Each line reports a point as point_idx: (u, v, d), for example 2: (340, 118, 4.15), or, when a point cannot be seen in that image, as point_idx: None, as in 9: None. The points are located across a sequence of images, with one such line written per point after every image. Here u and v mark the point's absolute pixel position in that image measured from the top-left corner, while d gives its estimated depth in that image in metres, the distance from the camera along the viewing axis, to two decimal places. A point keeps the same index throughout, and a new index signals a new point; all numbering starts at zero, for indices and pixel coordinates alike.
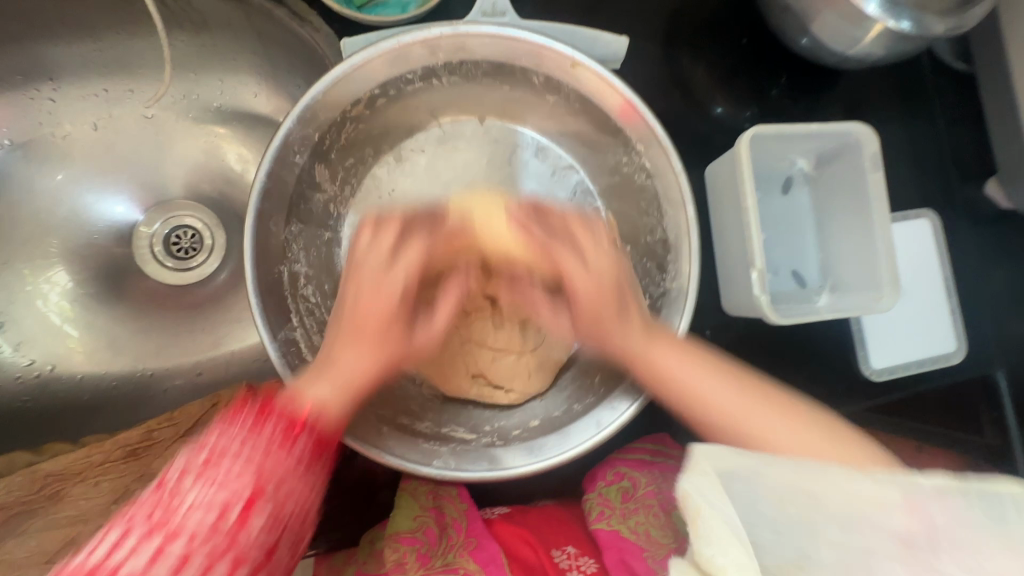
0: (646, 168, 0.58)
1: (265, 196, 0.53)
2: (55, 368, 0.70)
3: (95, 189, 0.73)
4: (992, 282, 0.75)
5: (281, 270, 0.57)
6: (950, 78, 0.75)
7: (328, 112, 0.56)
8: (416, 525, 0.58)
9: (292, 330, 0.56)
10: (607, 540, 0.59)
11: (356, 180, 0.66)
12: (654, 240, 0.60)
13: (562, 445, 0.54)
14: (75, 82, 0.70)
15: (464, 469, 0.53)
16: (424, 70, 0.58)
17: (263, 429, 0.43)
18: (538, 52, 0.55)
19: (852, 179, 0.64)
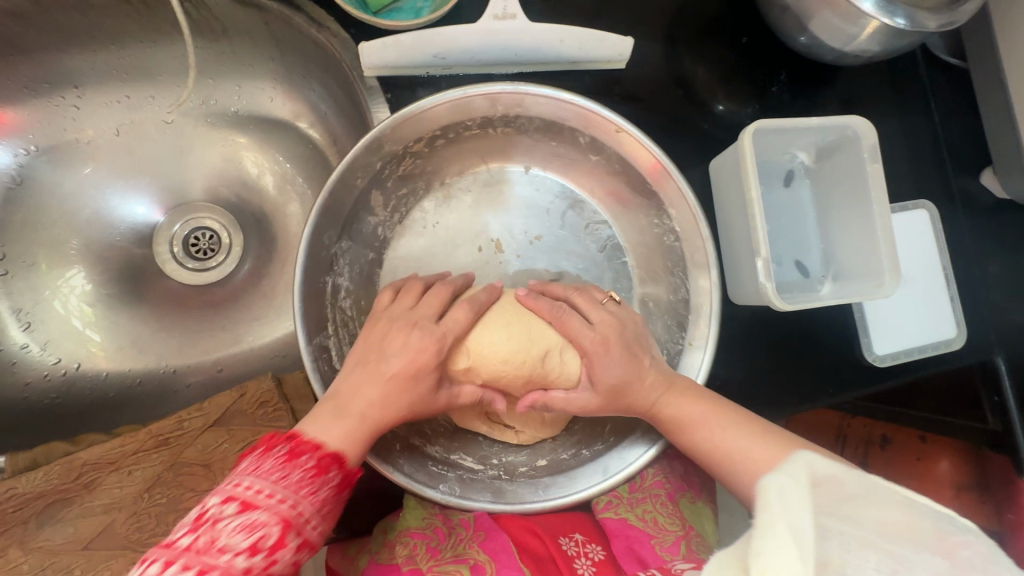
0: (675, 231, 0.63)
1: (323, 213, 0.58)
2: (81, 366, 0.72)
3: (117, 193, 0.76)
4: (989, 269, 0.78)
5: (326, 281, 0.60)
6: (943, 73, 0.77)
7: (392, 144, 0.62)
8: (427, 522, 0.60)
9: (325, 338, 0.59)
10: (615, 528, 0.62)
11: (404, 211, 0.69)
12: (676, 300, 0.65)
13: (567, 487, 0.58)
14: (98, 89, 0.72)
15: (470, 499, 0.56)
16: (482, 120, 0.64)
17: (296, 462, 0.46)
18: (587, 115, 0.61)
19: (853, 172, 0.66)
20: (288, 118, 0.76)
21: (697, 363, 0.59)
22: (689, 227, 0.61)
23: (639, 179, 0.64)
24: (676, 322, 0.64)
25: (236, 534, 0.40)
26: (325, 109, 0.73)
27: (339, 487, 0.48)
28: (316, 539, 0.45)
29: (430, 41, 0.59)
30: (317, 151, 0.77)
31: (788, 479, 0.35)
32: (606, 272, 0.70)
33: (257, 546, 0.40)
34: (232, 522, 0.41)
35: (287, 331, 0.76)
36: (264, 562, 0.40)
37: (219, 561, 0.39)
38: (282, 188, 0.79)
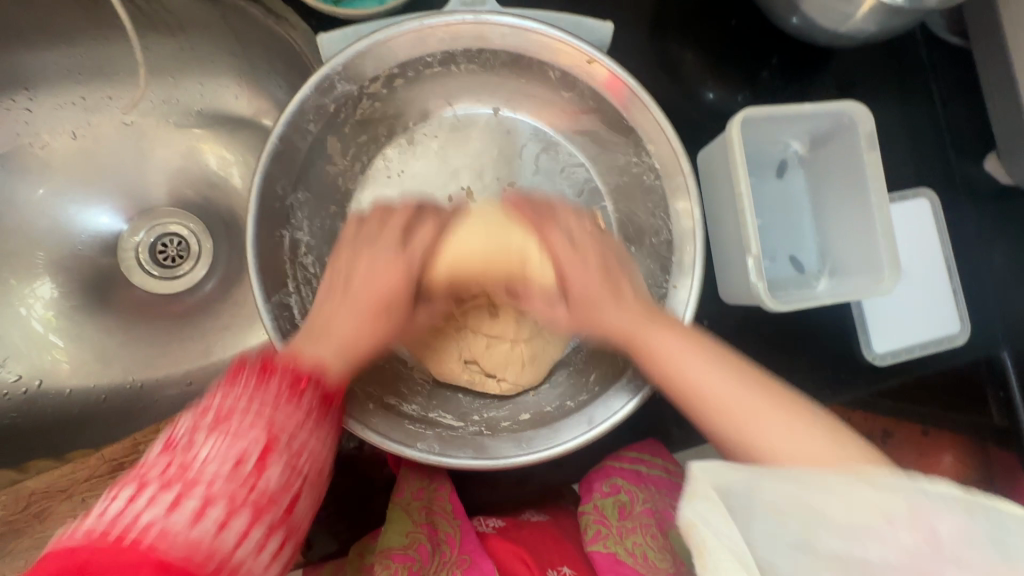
0: (656, 168, 0.57)
1: (274, 159, 0.53)
2: (42, 382, 0.69)
3: (76, 200, 0.72)
4: (995, 259, 0.74)
5: (281, 234, 0.57)
6: (945, 53, 0.73)
7: (345, 84, 0.55)
8: (409, 541, 0.56)
9: (286, 295, 0.56)
10: (602, 564, 0.59)
11: (366, 159, 0.66)
12: (659, 241, 0.60)
13: (551, 439, 0.54)
14: (51, 90, 0.68)
15: (446, 454, 0.53)
16: (442, 54, 0.57)
17: (268, 381, 0.41)
18: (559, 46, 0.54)
19: (849, 160, 0.62)
20: (254, 116, 0.72)
21: (683, 300, 0.53)
22: (670, 164, 0.54)
23: (614, 116, 0.58)
24: (660, 267, 0.59)
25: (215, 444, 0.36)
26: (291, 105, 0.69)
27: (322, 405, 0.43)
28: (312, 455, 0.41)
29: (394, 29, 0.55)
30: None
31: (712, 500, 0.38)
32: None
33: (240, 460, 0.37)
34: (207, 443, 0.37)
35: (261, 341, 0.73)
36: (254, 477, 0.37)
37: (197, 477, 0.35)
38: (252, 188, 0.75)
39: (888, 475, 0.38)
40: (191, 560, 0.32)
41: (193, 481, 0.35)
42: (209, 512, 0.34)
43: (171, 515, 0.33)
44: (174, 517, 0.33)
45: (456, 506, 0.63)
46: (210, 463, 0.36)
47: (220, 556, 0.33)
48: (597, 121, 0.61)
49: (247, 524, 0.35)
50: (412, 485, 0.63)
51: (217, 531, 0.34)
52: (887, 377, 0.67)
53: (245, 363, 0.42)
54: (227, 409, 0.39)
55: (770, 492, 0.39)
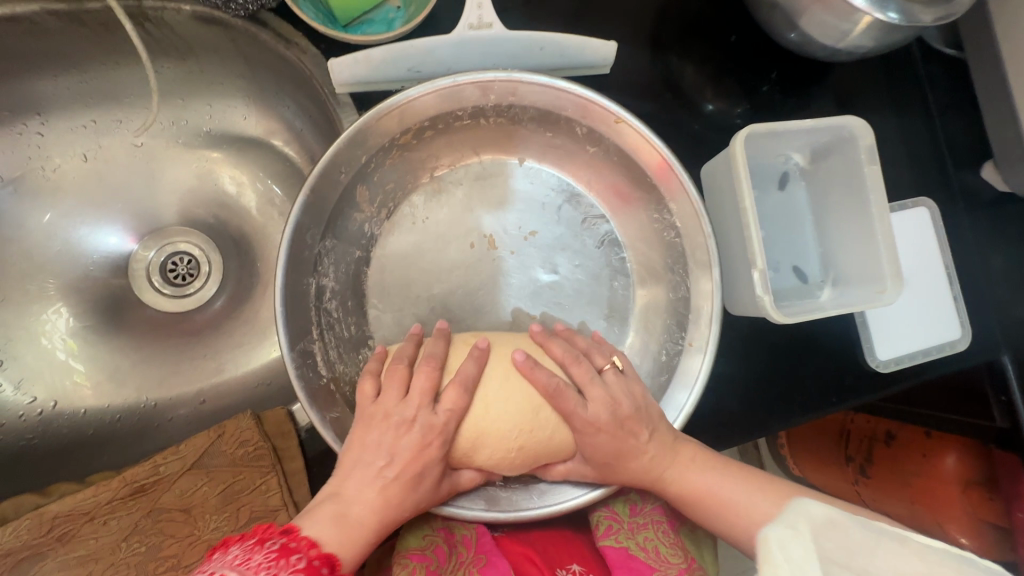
0: (675, 225, 0.60)
1: (306, 210, 0.55)
2: (57, 404, 0.69)
3: (88, 222, 0.73)
4: (993, 265, 0.75)
5: (310, 282, 0.58)
6: (940, 63, 0.75)
7: (378, 137, 0.58)
8: (426, 543, 0.57)
9: (310, 342, 0.57)
10: (617, 559, 0.58)
11: (393, 207, 0.66)
12: (676, 297, 0.62)
13: (561, 496, 0.58)
14: (62, 114, 0.69)
15: (463, 507, 0.55)
16: (472, 109, 0.61)
17: (287, 562, 0.41)
18: (585, 104, 0.58)
19: (849, 173, 0.63)
20: (263, 137, 0.73)
21: (695, 369, 0.56)
22: (690, 223, 0.58)
23: (637, 170, 0.61)
24: (676, 322, 0.62)
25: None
26: (300, 125, 0.70)
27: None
28: None
29: (401, 53, 0.56)
30: (294, 168, 0.74)
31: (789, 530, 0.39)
32: (604, 270, 0.66)
33: None
34: None
35: (272, 358, 0.73)
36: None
37: None
38: (261, 207, 0.76)
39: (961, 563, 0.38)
40: None
41: None
42: None
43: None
44: None
45: None
46: None
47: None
48: (620, 176, 0.64)
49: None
50: None
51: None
52: (893, 382, 0.68)
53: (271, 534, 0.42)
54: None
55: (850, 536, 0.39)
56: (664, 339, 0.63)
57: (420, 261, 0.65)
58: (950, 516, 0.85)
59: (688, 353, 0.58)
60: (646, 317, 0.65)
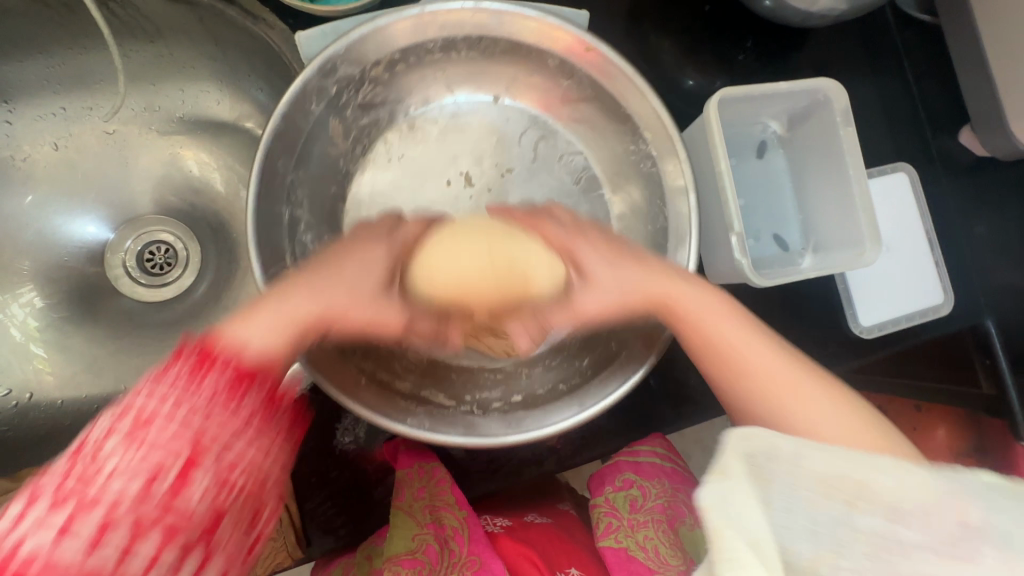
0: (652, 155, 0.59)
1: (277, 136, 0.54)
2: (32, 395, 0.68)
3: (60, 211, 0.72)
4: (976, 230, 0.75)
5: (282, 211, 0.56)
6: (915, 29, 0.74)
7: (347, 66, 0.56)
8: (416, 545, 0.57)
9: (282, 269, 0.56)
10: (616, 560, 0.61)
11: (368, 143, 0.65)
12: (654, 228, 0.62)
13: (543, 420, 0.55)
14: (30, 102, 0.68)
15: (441, 433, 0.53)
16: (444, 41, 0.59)
17: (199, 376, 0.40)
18: (553, 32, 0.57)
19: (825, 137, 0.63)
20: (236, 120, 0.72)
21: (682, 260, 0.57)
22: (664, 146, 0.57)
23: (613, 104, 0.60)
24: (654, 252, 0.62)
25: (115, 477, 0.36)
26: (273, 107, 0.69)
27: (266, 405, 0.42)
28: (256, 477, 0.41)
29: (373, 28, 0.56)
30: None
31: (731, 482, 0.34)
32: (582, 206, 0.67)
33: (155, 476, 0.36)
34: (116, 452, 0.36)
35: None
36: (167, 498, 0.36)
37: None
38: (238, 194, 0.75)
39: (927, 475, 0.34)
40: None
41: (93, 501, 0.35)
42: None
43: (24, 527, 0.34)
44: (50, 562, 0.33)
45: (458, 496, 0.62)
46: (117, 477, 0.36)
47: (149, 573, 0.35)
48: (594, 109, 0.63)
49: (156, 549, 0.35)
50: (413, 483, 0.62)
51: (116, 563, 0.34)
52: (875, 350, 0.68)
53: (185, 349, 0.41)
54: (148, 418, 0.38)
55: (809, 464, 0.35)
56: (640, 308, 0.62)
57: (397, 199, 0.65)
58: None
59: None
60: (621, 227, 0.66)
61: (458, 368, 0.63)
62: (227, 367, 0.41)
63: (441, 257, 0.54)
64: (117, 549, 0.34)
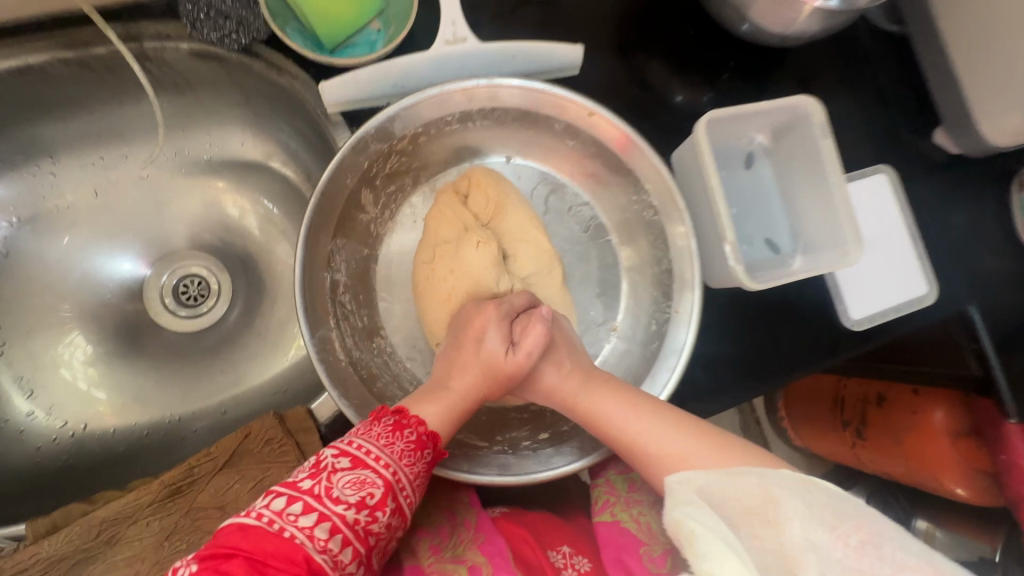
0: (653, 205, 0.65)
1: (317, 211, 0.60)
2: (87, 425, 0.73)
3: (101, 253, 0.77)
4: (950, 222, 0.81)
5: (325, 276, 0.63)
6: (886, 40, 0.80)
7: (378, 143, 0.63)
8: (433, 519, 0.65)
9: (328, 330, 0.61)
10: (607, 536, 0.68)
11: (394, 207, 0.73)
12: (660, 270, 0.67)
13: (569, 459, 0.61)
14: (71, 154, 0.73)
15: (477, 473, 0.59)
16: (460, 114, 0.65)
17: (401, 432, 0.52)
18: (561, 102, 0.63)
19: (806, 148, 0.69)
20: (260, 159, 0.78)
21: (681, 341, 0.60)
22: (665, 197, 0.62)
23: (609, 152, 0.66)
24: (662, 292, 0.67)
25: (349, 488, 0.47)
26: (295, 147, 0.75)
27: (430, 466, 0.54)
28: (412, 505, 0.52)
29: (387, 72, 0.61)
30: (293, 186, 0.78)
31: (676, 496, 0.46)
32: (592, 252, 0.73)
33: (366, 498, 0.47)
34: (342, 477, 0.47)
35: (286, 366, 0.77)
36: (369, 516, 0.47)
37: (332, 509, 0.45)
38: (263, 228, 0.81)
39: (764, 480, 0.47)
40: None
41: (325, 495, 0.46)
42: (319, 529, 0.44)
43: (299, 518, 0.44)
44: (308, 538, 0.44)
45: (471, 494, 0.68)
46: (344, 489, 0.47)
47: (336, 568, 0.45)
48: (595, 159, 0.69)
49: (328, 533, 0.45)
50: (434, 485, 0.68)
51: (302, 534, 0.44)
52: (867, 341, 0.73)
53: (385, 414, 0.53)
54: (369, 453, 0.49)
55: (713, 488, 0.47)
56: (646, 330, 0.68)
57: None
58: (943, 468, 0.95)
59: (674, 325, 0.61)
60: (632, 284, 0.71)
61: (489, 412, 0.68)
62: (424, 439, 0.53)
63: (500, 216, 0.70)
64: (332, 555, 0.44)
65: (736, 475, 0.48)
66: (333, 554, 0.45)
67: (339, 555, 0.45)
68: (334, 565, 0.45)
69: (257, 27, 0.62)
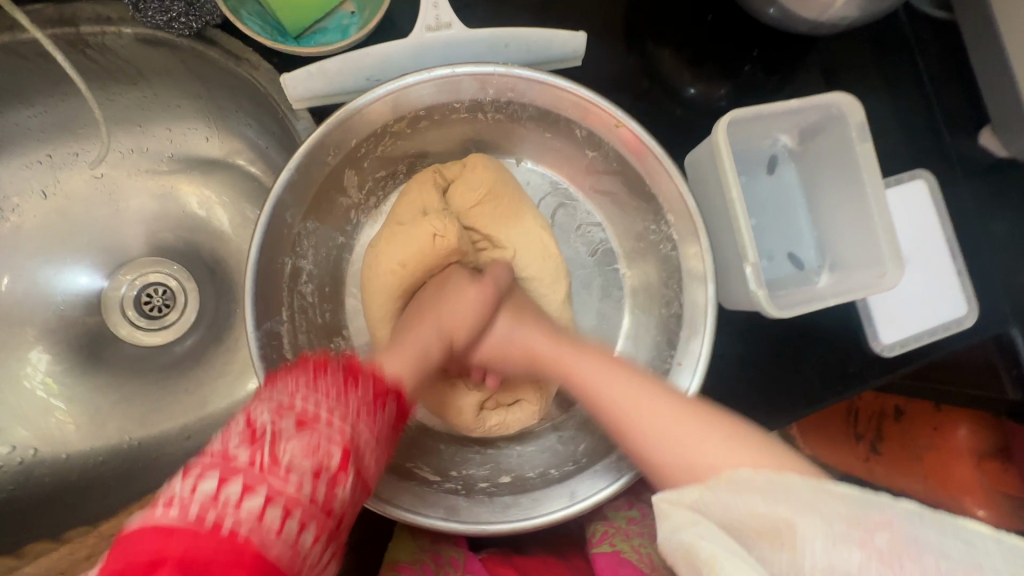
0: (673, 239, 0.57)
1: (288, 187, 0.52)
2: (37, 451, 0.67)
3: (53, 261, 0.70)
4: (995, 233, 0.72)
5: (286, 261, 0.55)
6: (929, 27, 0.71)
7: (369, 123, 0.55)
8: (415, 556, 0.58)
9: (279, 323, 0.54)
10: (606, 566, 0.60)
11: (381, 194, 0.66)
12: (670, 312, 0.59)
13: (531, 509, 0.53)
14: (14, 151, 0.66)
15: (420, 514, 0.51)
16: (471, 102, 0.57)
17: (354, 386, 0.45)
18: (584, 107, 0.55)
19: (840, 152, 0.61)
20: (226, 157, 0.70)
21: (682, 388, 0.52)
22: (676, 206, 0.54)
23: (612, 154, 0.58)
24: (666, 339, 0.59)
25: (300, 457, 0.39)
26: (264, 144, 0.67)
27: (392, 421, 0.47)
28: (375, 465, 0.45)
29: (360, 63, 0.53)
30: (263, 187, 0.70)
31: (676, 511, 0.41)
32: (595, 280, 0.67)
33: (321, 467, 0.39)
34: (290, 443, 0.39)
35: (257, 387, 0.71)
36: (327, 487, 0.39)
37: (283, 486, 0.37)
38: (230, 232, 0.73)
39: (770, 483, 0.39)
40: (275, 567, 0.36)
41: (273, 472, 0.37)
42: (269, 509, 0.36)
43: (242, 502, 0.36)
44: (256, 524, 0.35)
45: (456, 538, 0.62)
46: (295, 458, 0.38)
47: (296, 552, 0.37)
48: (598, 159, 0.60)
49: (281, 513, 0.37)
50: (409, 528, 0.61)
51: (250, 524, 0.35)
52: (871, 376, 0.65)
53: (332, 364, 0.45)
54: (320, 414, 0.41)
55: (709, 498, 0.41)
56: (652, 358, 0.61)
57: None
58: (965, 487, 0.88)
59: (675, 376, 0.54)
60: (636, 302, 0.65)
61: (446, 442, 0.64)
62: (383, 392, 0.47)
63: (483, 214, 0.63)
64: (291, 537, 0.37)
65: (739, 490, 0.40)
66: (289, 535, 0.37)
67: (297, 533, 0.37)
68: (296, 549, 0.37)
69: (211, 10, 0.56)
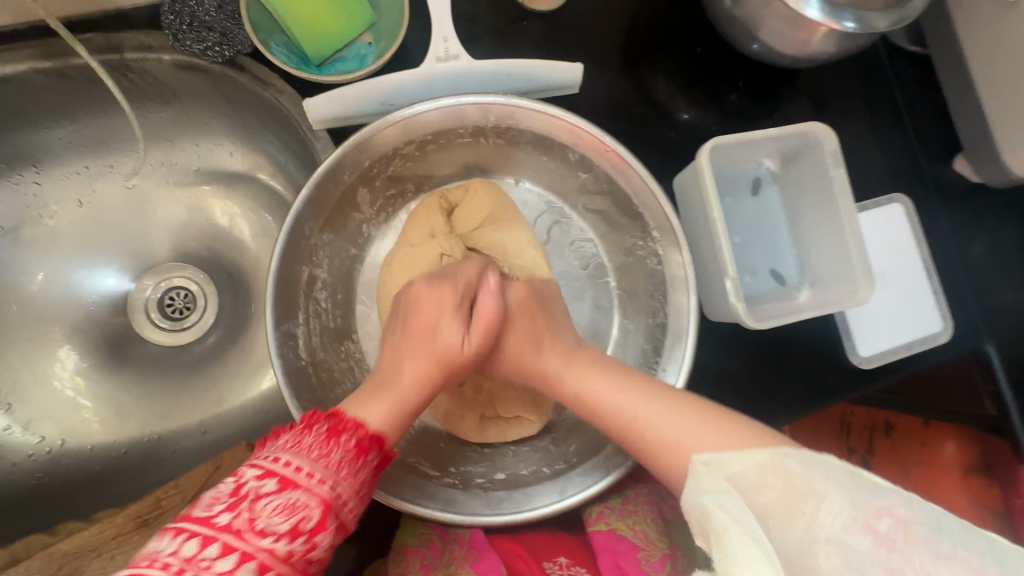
0: (658, 253, 0.61)
1: (308, 203, 0.57)
2: (64, 442, 0.71)
3: (85, 265, 0.75)
4: (970, 254, 0.76)
5: (303, 269, 0.60)
6: (906, 60, 0.76)
7: (380, 147, 0.60)
8: (421, 539, 0.61)
9: (295, 324, 0.59)
10: (602, 543, 0.61)
11: (391, 211, 0.71)
12: (655, 322, 0.64)
13: (521, 504, 0.57)
14: (55, 162, 0.72)
15: (421, 504, 0.55)
16: (473, 128, 0.62)
17: (337, 441, 0.46)
18: (576, 132, 0.59)
19: (818, 177, 0.65)
20: (248, 171, 0.75)
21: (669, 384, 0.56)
22: (662, 223, 0.59)
23: (605, 175, 0.62)
24: (653, 347, 0.63)
25: (276, 514, 0.39)
26: (284, 160, 0.72)
27: (375, 471, 0.48)
28: (354, 518, 0.45)
29: (375, 89, 0.58)
30: (281, 199, 0.76)
31: (701, 472, 0.45)
32: (587, 290, 0.71)
33: (303, 526, 0.40)
34: (273, 520, 0.38)
35: (269, 386, 0.75)
36: (305, 545, 0.39)
37: (258, 543, 0.37)
38: (249, 241, 0.78)
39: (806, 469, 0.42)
40: None
41: (248, 525, 0.37)
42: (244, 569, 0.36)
43: (216, 559, 0.36)
44: None
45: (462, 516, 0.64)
46: (273, 534, 0.38)
47: None
48: (592, 180, 0.65)
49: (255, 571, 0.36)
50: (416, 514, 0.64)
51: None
52: (852, 385, 0.68)
53: (317, 422, 0.47)
54: (300, 469, 0.42)
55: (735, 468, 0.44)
56: (641, 364, 0.65)
57: None
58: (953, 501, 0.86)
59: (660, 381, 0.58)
60: (627, 313, 0.69)
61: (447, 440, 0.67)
62: (368, 443, 0.48)
63: (484, 232, 0.69)
64: None
65: (777, 466, 0.42)
66: None
67: None
68: None
69: (241, 40, 0.62)
